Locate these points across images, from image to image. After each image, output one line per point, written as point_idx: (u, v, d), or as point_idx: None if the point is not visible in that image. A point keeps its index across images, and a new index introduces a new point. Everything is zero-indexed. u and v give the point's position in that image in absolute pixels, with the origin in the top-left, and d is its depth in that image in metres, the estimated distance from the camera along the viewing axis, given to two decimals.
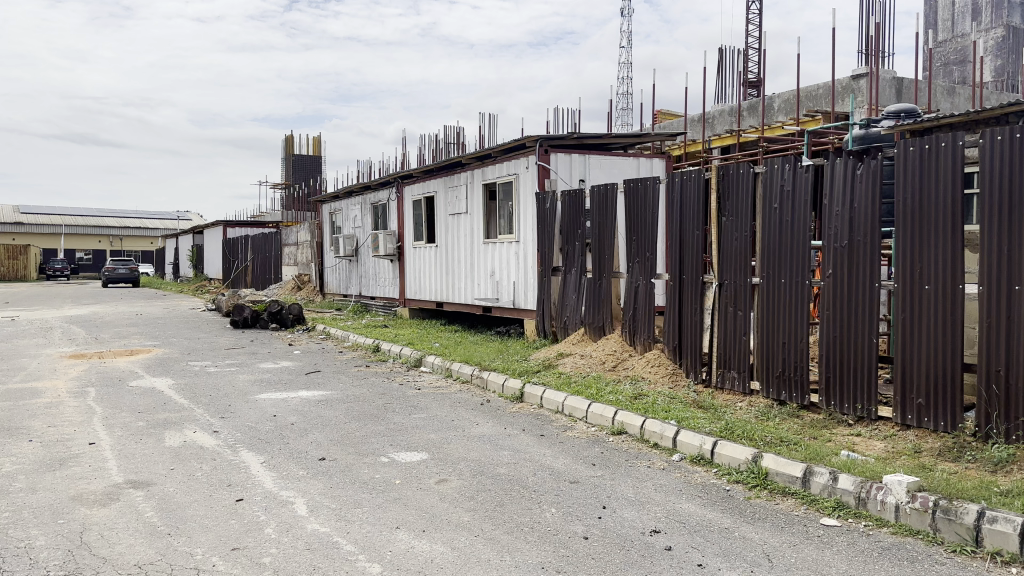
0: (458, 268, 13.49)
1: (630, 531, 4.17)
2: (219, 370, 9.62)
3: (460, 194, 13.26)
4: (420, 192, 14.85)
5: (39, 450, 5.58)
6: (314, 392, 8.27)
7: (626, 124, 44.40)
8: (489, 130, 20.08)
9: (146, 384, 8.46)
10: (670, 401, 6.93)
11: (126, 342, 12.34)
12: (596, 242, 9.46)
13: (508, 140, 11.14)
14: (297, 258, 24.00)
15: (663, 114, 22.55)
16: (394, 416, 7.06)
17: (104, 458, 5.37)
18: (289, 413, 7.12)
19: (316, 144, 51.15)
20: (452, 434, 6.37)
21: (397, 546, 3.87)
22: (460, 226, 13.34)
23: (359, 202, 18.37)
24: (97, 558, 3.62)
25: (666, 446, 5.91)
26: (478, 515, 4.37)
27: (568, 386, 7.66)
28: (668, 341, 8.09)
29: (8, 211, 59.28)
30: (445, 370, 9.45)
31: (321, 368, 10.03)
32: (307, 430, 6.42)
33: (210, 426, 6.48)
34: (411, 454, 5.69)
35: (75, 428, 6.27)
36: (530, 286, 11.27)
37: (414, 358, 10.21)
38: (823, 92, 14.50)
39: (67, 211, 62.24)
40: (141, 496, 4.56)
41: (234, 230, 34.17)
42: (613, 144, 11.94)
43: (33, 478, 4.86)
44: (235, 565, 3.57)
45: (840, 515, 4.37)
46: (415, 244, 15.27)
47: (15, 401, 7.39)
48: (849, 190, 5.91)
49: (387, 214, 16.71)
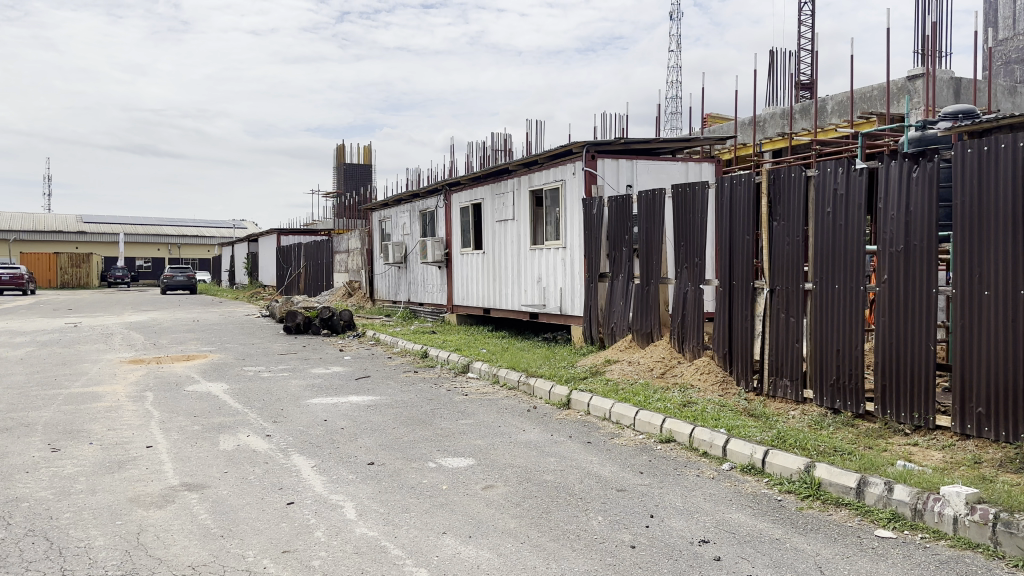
0: (505, 274, 13.53)
1: (678, 540, 4.13)
2: (272, 375, 9.84)
3: (507, 201, 13.30)
4: (467, 200, 14.95)
5: (98, 452, 5.78)
6: (364, 397, 8.39)
7: (675, 128, 44.08)
8: (536, 137, 20.14)
9: (201, 389, 8.71)
10: (720, 409, 6.83)
11: (184, 348, 12.70)
12: (644, 248, 9.40)
13: (555, 147, 11.16)
14: (348, 265, 24.39)
15: (713, 117, 22.27)
16: (441, 421, 7.11)
17: (161, 461, 5.54)
18: (339, 417, 7.24)
19: (367, 153, 52.03)
20: (499, 440, 6.39)
21: (444, 551, 3.90)
22: (507, 232, 13.38)
23: (408, 210, 18.59)
24: (153, 559, 3.73)
25: (716, 455, 5.83)
26: (525, 522, 4.37)
27: (615, 393, 7.60)
28: (718, 348, 7.97)
29: (73, 220, 61.70)
30: (492, 375, 9.50)
31: (370, 373, 10.18)
32: (356, 434, 6.52)
33: (263, 430, 6.64)
34: (458, 459, 5.73)
35: (133, 432, 6.48)
36: (577, 292, 11.25)
37: (461, 364, 10.28)
38: (878, 94, 14.17)
39: (128, 220, 64.47)
40: (196, 498, 4.69)
41: (287, 238, 34.93)
42: (661, 148, 11.86)
43: (93, 480, 5.04)
44: (285, 568, 3.64)
45: (895, 527, 4.24)
46: (463, 251, 15.36)
47: (77, 404, 7.68)
48: (904, 193, 5.76)
49: (435, 222, 16.88)
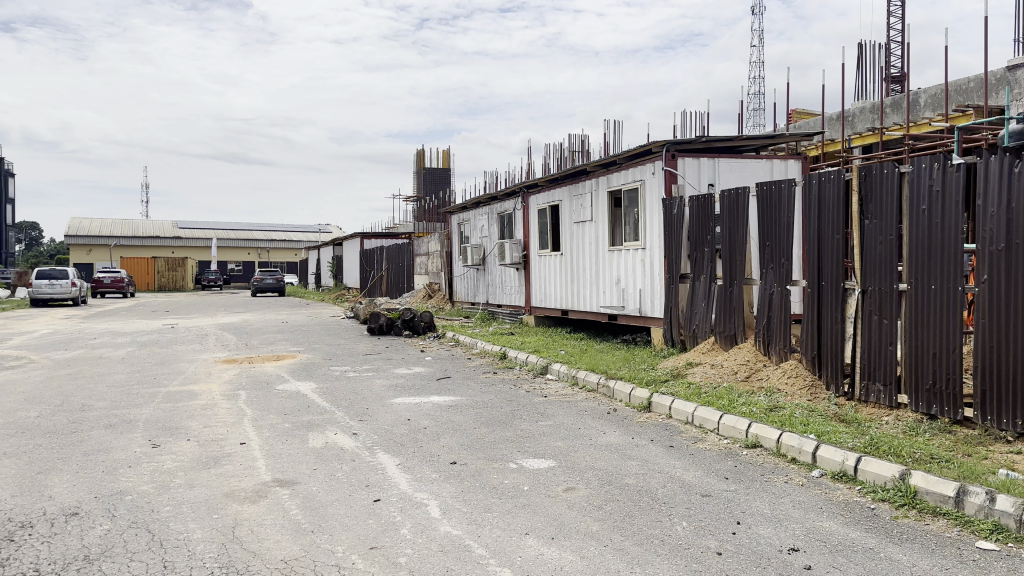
0: (583, 275, 13.47)
1: (766, 547, 4.02)
2: (356, 375, 10.10)
3: (585, 202, 13.24)
4: (545, 201, 14.96)
5: (196, 448, 6.06)
6: (445, 397, 8.50)
7: (758, 126, 43.01)
8: (614, 138, 19.99)
9: (290, 388, 9.01)
10: (808, 414, 6.61)
11: (273, 348, 13.18)
12: (727, 249, 9.20)
13: (634, 147, 11.04)
14: (427, 267, 24.81)
15: (798, 114, 21.60)
16: (521, 423, 7.14)
17: (254, 457, 5.77)
18: (421, 417, 7.36)
19: (446, 157, 52.81)
20: (579, 443, 6.37)
21: (527, 552, 3.91)
22: (585, 234, 13.32)
23: (486, 212, 18.75)
24: (247, 552, 3.88)
25: (805, 461, 5.65)
26: (608, 525, 4.34)
27: (697, 396, 7.47)
28: (806, 351, 7.72)
29: (169, 226, 64.94)
30: (571, 378, 9.48)
31: (450, 374, 10.32)
32: (438, 434, 6.62)
33: (349, 428, 6.82)
34: (539, 461, 5.74)
35: (227, 429, 6.77)
36: (657, 293, 11.10)
37: (540, 365, 10.29)
38: (976, 85, 13.45)
39: (221, 226, 67.43)
40: (287, 494, 4.86)
41: (369, 242, 35.79)
42: (744, 146, 11.57)
43: (191, 475, 5.28)
44: (373, 564, 3.73)
45: (998, 539, 4.01)
46: (541, 252, 15.38)
47: (175, 402, 8.08)
48: (1006, 188, 5.44)
49: (513, 224, 16.97)
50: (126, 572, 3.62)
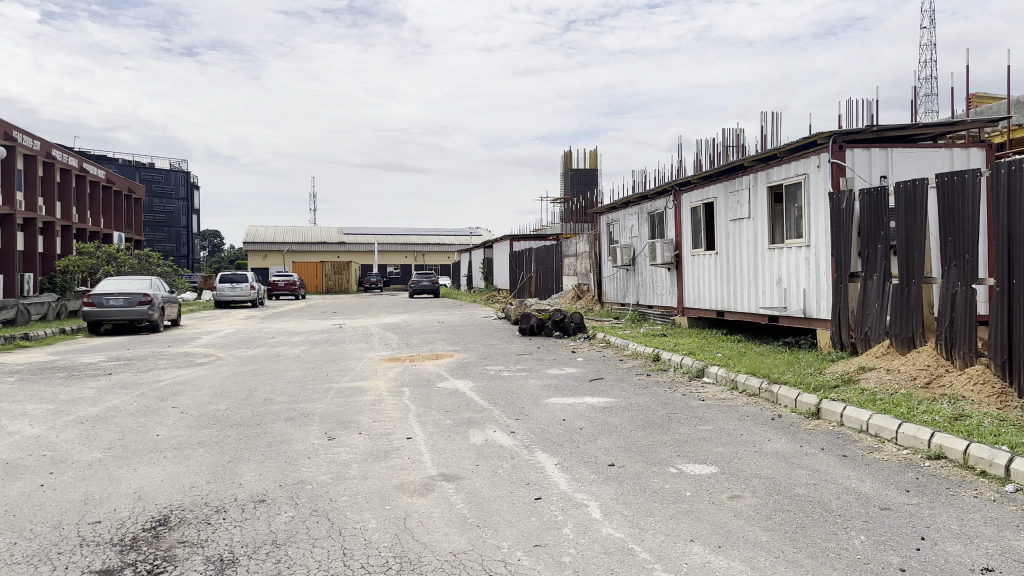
0: (740, 275, 12.99)
1: (958, 566, 3.69)
2: (511, 375, 10.30)
3: (742, 199, 12.75)
4: (699, 199, 14.57)
5: (367, 442, 6.41)
6: (599, 398, 8.48)
7: (931, 112, 39.77)
8: (772, 131, 19.14)
9: (449, 386, 9.34)
10: (1000, 425, 6.00)
11: (432, 348, 13.71)
12: (902, 245, 8.54)
13: (796, 139, 10.51)
14: (576, 268, 24.88)
15: (979, 97, 19.76)
16: (679, 427, 6.99)
17: (421, 452, 6.02)
18: (576, 418, 7.39)
19: (593, 157, 52.83)
20: (743, 449, 6.14)
21: (692, 559, 3.82)
22: (743, 232, 12.83)
23: (637, 212, 18.53)
24: (418, 543, 4.05)
25: (998, 475, 5.13)
26: (778, 535, 4.15)
27: (871, 403, 6.98)
28: (996, 355, 7.01)
29: (334, 232, 69.32)
30: (729, 381, 9.16)
31: (604, 375, 10.28)
32: (595, 435, 6.61)
33: (507, 426, 6.97)
34: (701, 467, 5.59)
35: (394, 424, 7.12)
36: (822, 293, 10.50)
37: (697, 368, 10.02)
38: None
39: (380, 231, 71.12)
40: (453, 489, 5.03)
41: (519, 244, 36.41)
42: (920, 134, 10.71)
43: (364, 467, 5.60)
44: (538, 562, 3.78)
45: None
46: (694, 251, 14.99)
47: (346, 397, 8.60)
48: None
49: (665, 223, 16.66)
50: (310, 556, 3.89)
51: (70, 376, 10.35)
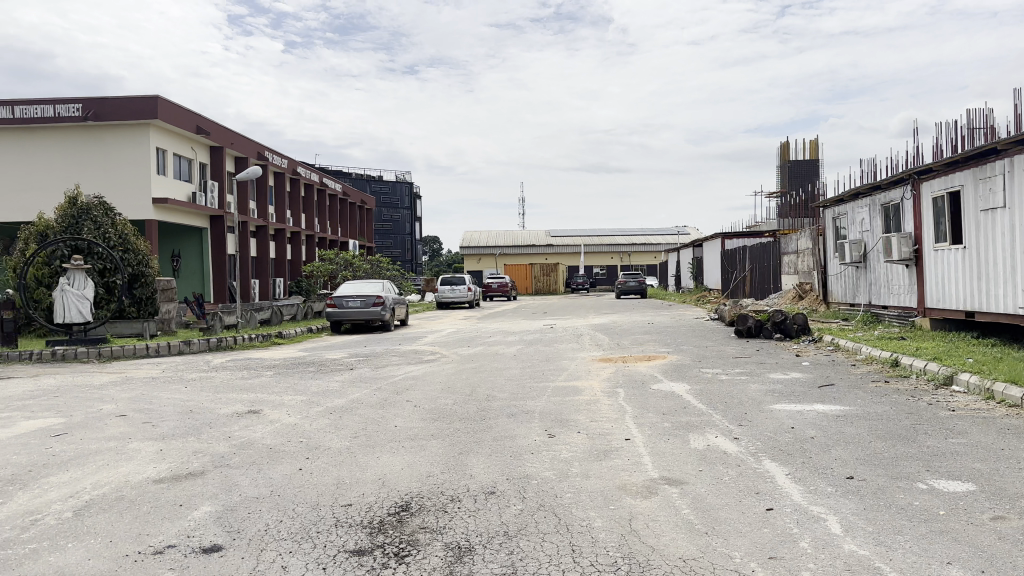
0: (994, 272, 11.51)
1: None
2: (730, 378, 9.93)
3: (996, 185, 11.29)
4: (942, 188, 13.13)
5: (587, 441, 6.49)
6: (830, 405, 7.91)
7: None
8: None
9: (666, 388, 9.20)
10: None
11: (645, 349, 13.59)
12: None
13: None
14: (797, 266, 23.45)
15: None
16: (927, 439, 6.32)
17: (641, 454, 5.98)
18: (806, 426, 6.94)
19: (812, 148, 49.63)
20: (1008, 467, 5.40)
21: None
22: (997, 222, 11.36)
23: (867, 204, 17.09)
24: (646, 546, 4.02)
25: None
26: None
27: None
28: None
29: (542, 234, 71.18)
30: (986, 391, 8.14)
31: (833, 381, 9.59)
32: (828, 445, 6.16)
33: (730, 432, 6.72)
34: (956, 484, 5.01)
35: (613, 424, 7.13)
36: None
37: (944, 375, 9.03)
38: None
39: (587, 232, 71.90)
40: (677, 493, 4.94)
41: (732, 242, 35.05)
42: None
43: (587, 466, 5.67)
44: None
45: None
46: (937, 246, 13.53)
47: (564, 396, 8.76)
48: None
49: (901, 215, 15.21)
50: (541, 550, 4.00)
51: (318, 370, 11.53)
